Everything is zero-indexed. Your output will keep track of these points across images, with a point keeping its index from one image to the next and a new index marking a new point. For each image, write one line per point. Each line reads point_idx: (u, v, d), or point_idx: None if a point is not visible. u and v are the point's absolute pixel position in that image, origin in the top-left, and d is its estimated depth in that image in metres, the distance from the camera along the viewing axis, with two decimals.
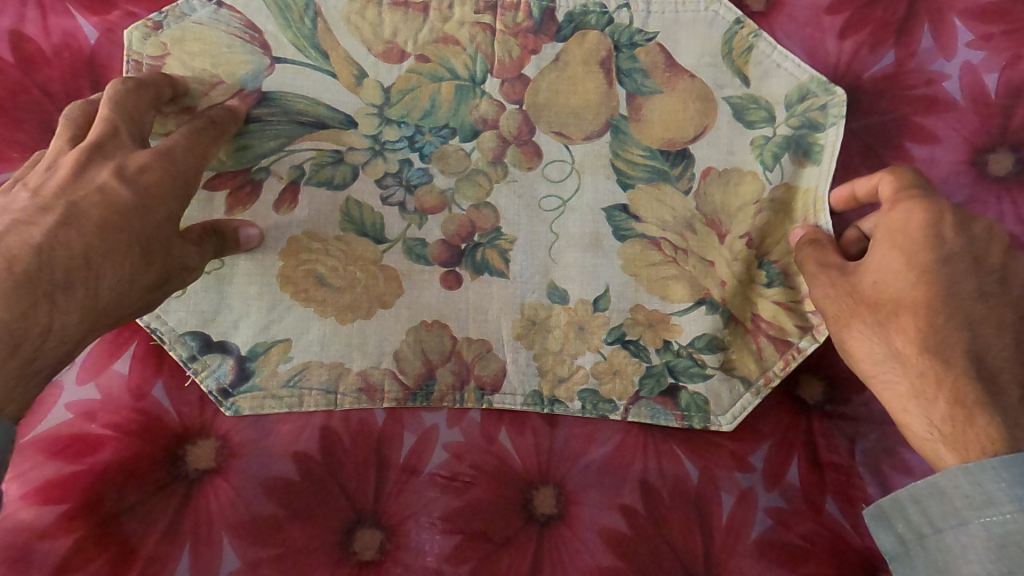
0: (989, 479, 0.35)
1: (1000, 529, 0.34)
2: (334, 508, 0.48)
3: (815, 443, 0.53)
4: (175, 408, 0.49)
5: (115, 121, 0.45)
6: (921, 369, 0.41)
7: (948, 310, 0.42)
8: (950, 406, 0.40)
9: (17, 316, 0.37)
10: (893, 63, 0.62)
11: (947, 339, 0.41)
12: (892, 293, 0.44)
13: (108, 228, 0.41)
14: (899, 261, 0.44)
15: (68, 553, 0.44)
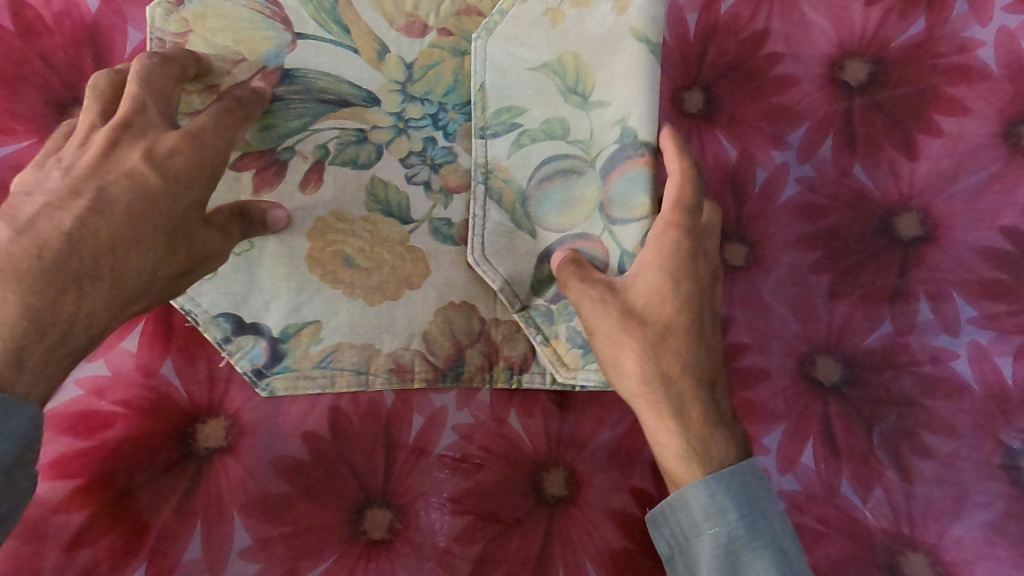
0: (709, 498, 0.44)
1: (725, 539, 0.44)
2: (345, 488, 0.48)
3: (832, 427, 0.54)
4: (185, 388, 0.49)
5: (144, 98, 0.43)
6: (666, 390, 0.47)
7: (705, 407, 0.46)
8: (687, 434, 0.46)
9: (43, 302, 0.37)
10: (923, 30, 0.59)
11: (685, 402, 0.46)
12: (670, 318, 0.47)
13: (133, 216, 0.40)
14: (667, 308, 0.47)
15: (81, 529, 0.44)
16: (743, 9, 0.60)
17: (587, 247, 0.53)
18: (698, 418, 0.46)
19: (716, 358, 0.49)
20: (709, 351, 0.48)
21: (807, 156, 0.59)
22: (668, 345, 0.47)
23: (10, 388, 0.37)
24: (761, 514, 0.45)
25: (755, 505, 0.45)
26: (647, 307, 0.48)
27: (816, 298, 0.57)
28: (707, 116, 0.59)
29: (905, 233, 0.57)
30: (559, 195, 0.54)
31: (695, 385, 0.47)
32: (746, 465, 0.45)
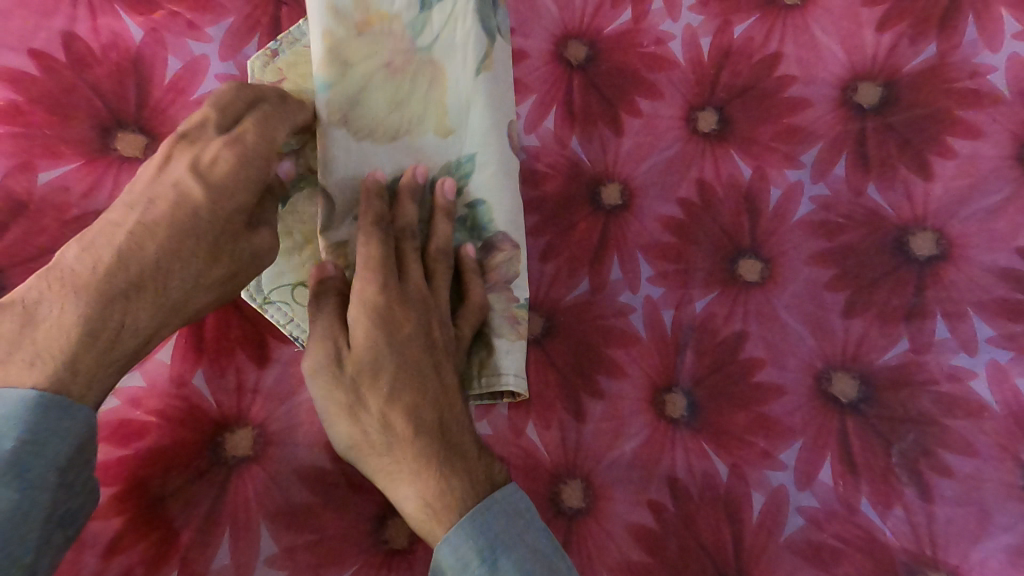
0: (458, 545, 0.41)
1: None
2: (367, 498, 0.49)
3: (849, 444, 0.55)
4: (214, 398, 0.50)
5: (206, 115, 0.47)
6: (392, 453, 0.44)
7: (439, 463, 0.43)
8: (441, 490, 0.43)
9: (98, 309, 0.41)
10: (934, 55, 0.60)
11: (422, 463, 0.43)
12: (368, 380, 0.45)
13: (178, 226, 0.44)
14: (376, 359, 0.46)
15: (117, 535, 0.46)
16: (756, 33, 0.61)
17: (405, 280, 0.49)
18: (434, 469, 0.43)
19: (405, 411, 0.45)
20: (414, 399, 0.45)
21: (821, 176, 0.60)
22: (360, 404, 0.45)
23: (67, 391, 0.39)
24: (508, 545, 0.41)
25: (500, 544, 0.41)
26: (374, 362, 0.46)
27: (832, 315, 0.57)
28: (720, 135, 0.60)
29: (919, 252, 0.58)
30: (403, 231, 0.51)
31: (422, 441, 0.44)
32: (490, 501, 0.43)
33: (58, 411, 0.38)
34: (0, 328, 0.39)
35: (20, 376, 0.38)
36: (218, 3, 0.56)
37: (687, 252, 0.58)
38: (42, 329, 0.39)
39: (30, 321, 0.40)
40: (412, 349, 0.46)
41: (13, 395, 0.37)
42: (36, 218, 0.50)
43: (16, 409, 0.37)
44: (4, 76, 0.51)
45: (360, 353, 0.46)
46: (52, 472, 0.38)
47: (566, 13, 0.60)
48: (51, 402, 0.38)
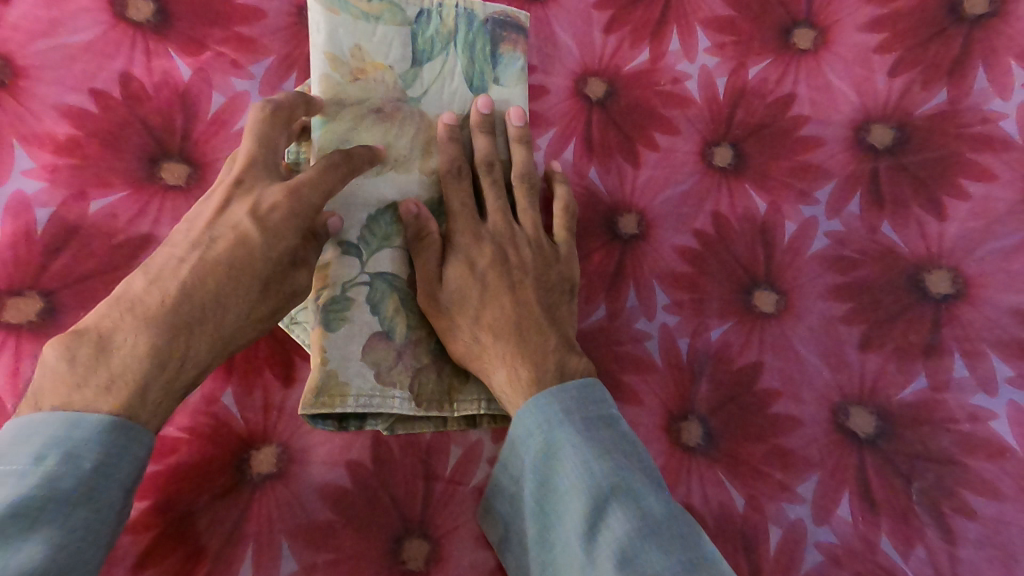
0: (528, 419, 0.45)
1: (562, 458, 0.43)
2: (386, 519, 0.51)
3: (868, 481, 0.54)
4: (242, 415, 0.52)
5: (254, 153, 0.45)
6: (485, 354, 0.49)
7: (524, 356, 0.49)
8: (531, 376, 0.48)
9: (165, 342, 0.40)
10: (945, 101, 0.62)
11: (518, 350, 0.49)
12: (462, 294, 0.50)
13: (236, 265, 0.43)
14: (460, 272, 0.51)
15: (146, 550, 0.47)
16: (770, 75, 0.64)
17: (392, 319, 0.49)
18: (517, 358, 0.49)
19: (497, 309, 0.50)
20: (501, 304, 0.51)
21: (835, 212, 0.61)
22: (453, 317, 0.50)
23: (136, 416, 0.39)
24: (568, 420, 0.45)
25: (573, 415, 0.45)
26: (470, 280, 0.51)
27: (849, 349, 0.58)
28: (735, 170, 0.62)
29: (935, 289, 0.59)
30: (390, 268, 0.50)
31: (508, 340, 0.49)
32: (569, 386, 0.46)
33: (128, 437, 0.38)
34: (73, 357, 0.38)
35: (94, 403, 0.37)
36: (261, 43, 0.60)
37: (702, 283, 0.59)
38: (115, 361, 0.38)
39: (102, 350, 0.39)
40: (496, 266, 0.52)
41: (90, 420, 0.37)
42: (86, 243, 0.54)
43: (94, 435, 0.37)
44: (66, 112, 0.56)
45: (454, 266, 0.51)
46: (120, 493, 0.38)
47: (587, 54, 0.63)
48: (123, 428, 0.38)
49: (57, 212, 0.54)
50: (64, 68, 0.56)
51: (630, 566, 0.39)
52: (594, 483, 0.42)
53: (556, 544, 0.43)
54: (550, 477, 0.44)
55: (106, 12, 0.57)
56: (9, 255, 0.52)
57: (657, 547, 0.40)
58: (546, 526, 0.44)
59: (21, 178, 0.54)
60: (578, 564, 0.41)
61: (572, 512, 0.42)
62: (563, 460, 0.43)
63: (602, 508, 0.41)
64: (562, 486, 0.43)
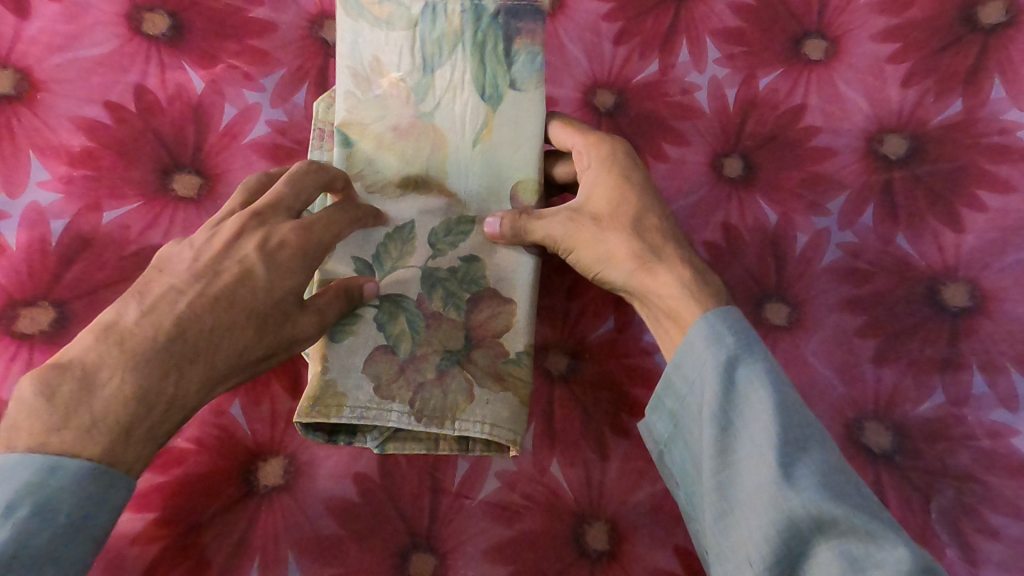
0: (701, 331, 0.40)
1: (743, 382, 0.37)
2: (392, 532, 0.50)
3: (886, 498, 0.53)
4: (250, 427, 0.52)
5: (283, 192, 0.47)
6: (656, 258, 0.46)
7: (692, 265, 0.45)
8: (698, 279, 0.44)
9: (150, 383, 0.39)
10: (960, 111, 0.62)
11: (688, 260, 0.46)
12: (621, 213, 0.48)
13: (234, 305, 0.43)
14: (613, 192, 0.49)
15: (154, 561, 0.48)
16: (781, 85, 0.63)
17: (393, 335, 0.49)
18: (685, 266, 0.45)
19: (659, 226, 0.48)
20: (659, 222, 0.48)
21: (848, 224, 0.60)
22: (605, 234, 0.48)
23: (118, 462, 0.37)
24: (751, 337, 0.39)
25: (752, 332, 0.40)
26: (619, 202, 0.49)
27: (863, 363, 0.57)
28: (746, 181, 0.61)
29: (952, 302, 0.57)
30: (398, 285, 0.50)
31: (678, 251, 0.46)
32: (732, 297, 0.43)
33: (108, 484, 0.37)
34: (56, 393, 0.37)
35: (75, 446, 0.36)
36: (273, 56, 0.60)
37: None
38: (98, 401, 0.37)
39: (88, 388, 0.38)
40: (649, 190, 0.50)
41: (69, 468, 0.35)
42: (98, 253, 0.54)
43: (73, 482, 0.35)
44: (81, 125, 0.56)
45: (610, 190, 0.49)
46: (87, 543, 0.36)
47: (596, 65, 0.63)
48: (104, 474, 0.37)
49: (71, 224, 0.55)
50: (80, 81, 0.57)
51: (833, 497, 0.34)
52: (790, 408, 0.37)
53: (731, 460, 0.37)
54: (729, 400, 0.37)
55: (123, 27, 0.58)
56: (23, 266, 0.53)
57: (851, 482, 0.36)
58: (722, 442, 0.37)
59: (37, 190, 0.55)
60: (769, 487, 0.34)
61: (765, 427, 0.35)
62: (755, 375, 0.37)
63: (798, 437, 0.36)
64: (750, 398, 0.37)
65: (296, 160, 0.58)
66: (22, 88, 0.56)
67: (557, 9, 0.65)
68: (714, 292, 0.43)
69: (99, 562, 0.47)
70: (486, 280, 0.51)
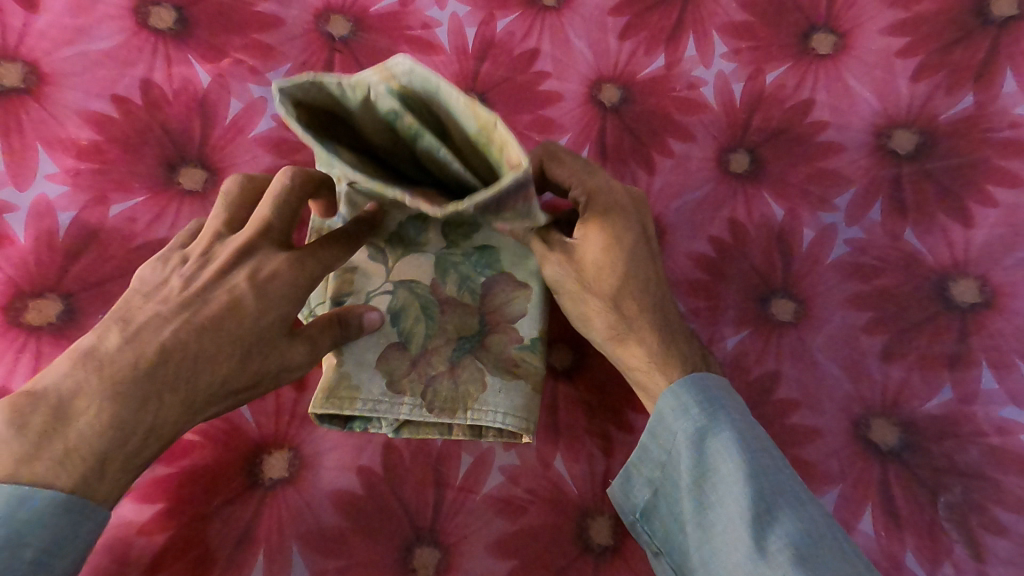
0: (670, 404, 0.44)
1: (712, 453, 0.42)
2: (396, 525, 0.50)
3: (892, 495, 0.53)
4: (255, 419, 0.52)
5: (269, 217, 0.45)
6: (630, 333, 0.50)
7: (664, 338, 0.50)
8: (667, 354, 0.49)
9: (129, 414, 0.39)
10: (971, 105, 0.61)
11: (662, 331, 0.50)
12: (608, 276, 0.50)
13: (221, 335, 0.42)
14: (604, 249, 0.49)
15: (160, 552, 0.48)
16: (788, 80, 0.63)
17: (407, 325, 0.49)
18: (658, 340, 0.50)
19: (640, 293, 0.50)
20: (643, 289, 0.51)
21: (855, 220, 0.60)
22: (588, 296, 0.50)
23: (88, 493, 0.39)
24: (717, 408, 0.44)
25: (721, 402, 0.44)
26: (608, 262, 0.50)
27: (870, 359, 0.56)
28: (752, 176, 0.61)
29: (961, 298, 0.57)
30: (412, 273, 0.50)
31: (652, 324, 0.50)
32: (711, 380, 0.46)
33: (74, 515, 0.39)
34: (30, 423, 0.38)
35: (46, 477, 0.38)
36: (279, 50, 0.60)
37: (718, 290, 0.58)
38: (73, 433, 0.39)
39: (63, 420, 0.39)
40: (640, 250, 0.51)
41: (42, 498, 0.37)
42: (105, 246, 0.54)
43: (42, 513, 0.37)
44: (88, 118, 0.57)
45: (602, 245, 0.49)
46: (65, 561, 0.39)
47: (601, 60, 0.63)
48: (71, 504, 0.38)
49: (78, 216, 0.55)
50: (87, 74, 0.57)
51: (806, 564, 0.38)
52: (758, 478, 0.41)
53: (710, 533, 0.41)
54: (700, 473, 0.42)
55: (129, 21, 0.59)
56: (32, 258, 0.54)
57: (825, 545, 0.39)
58: (700, 513, 0.42)
59: (45, 183, 0.56)
60: (746, 561, 0.39)
61: (736, 499, 0.40)
62: (721, 448, 0.42)
63: (769, 505, 0.40)
64: (721, 471, 0.41)
65: (301, 155, 0.58)
66: (30, 81, 0.56)
67: (563, 3, 0.64)
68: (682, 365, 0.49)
69: (107, 552, 0.48)
70: (500, 266, 0.51)
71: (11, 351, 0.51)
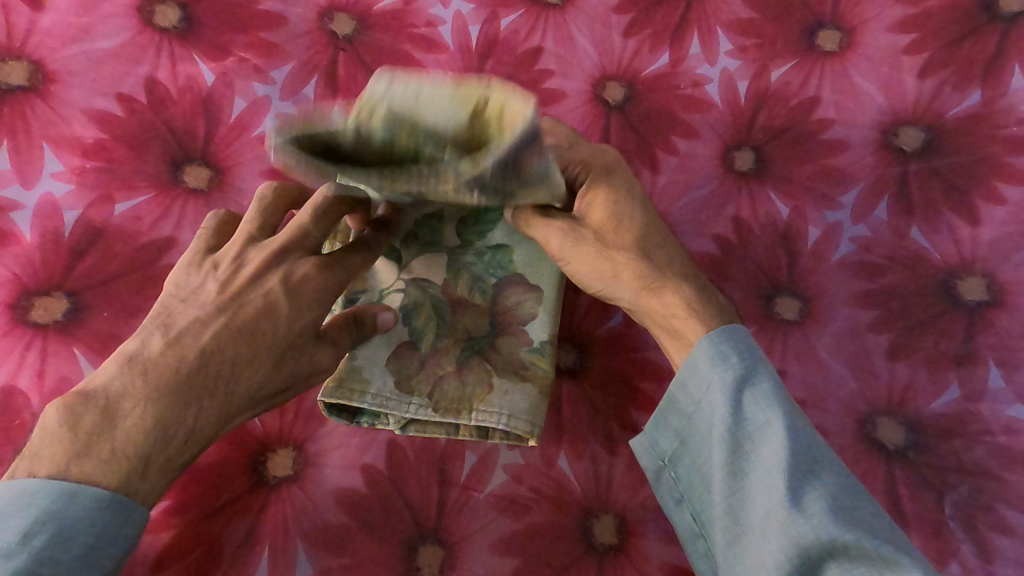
0: (705, 351, 0.43)
1: (749, 403, 0.40)
2: (400, 523, 0.50)
3: (898, 494, 0.52)
4: (259, 418, 0.52)
5: (309, 226, 0.44)
6: (661, 280, 0.48)
7: (692, 282, 0.48)
8: (694, 296, 0.47)
9: (172, 415, 0.40)
10: (979, 102, 0.60)
11: (686, 277, 0.48)
12: (621, 228, 0.49)
13: (260, 339, 0.42)
14: (607, 207, 0.49)
15: (165, 549, 0.48)
16: (794, 77, 0.62)
17: (419, 325, 0.50)
18: (685, 285, 0.48)
19: (653, 243, 0.49)
20: (657, 241, 0.50)
21: (861, 218, 0.59)
22: (609, 251, 0.48)
23: (132, 490, 0.38)
24: (753, 357, 0.42)
25: (756, 352, 0.43)
26: (616, 214, 0.49)
27: (876, 358, 0.56)
28: (757, 174, 0.60)
29: (968, 297, 0.57)
30: (425, 273, 0.51)
31: (677, 271, 0.48)
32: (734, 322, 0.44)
33: (121, 514, 0.38)
34: (80, 421, 0.38)
35: (94, 474, 0.37)
36: (282, 48, 0.60)
37: (722, 288, 0.58)
38: (120, 432, 0.38)
39: (111, 417, 0.39)
40: (643, 201, 0.51)
41: (88, 494, 0.37)
42: (110, 245, 0.55)
43: (87, 511, 0.37)
44: (93, 116, 0.57)
45: (604, 198, 0.50)
46: (111, 558, 0.38)
47: (606, 58, 0.63)
48: (119, 503, 0.38)
49: (84, 215, 0.55)
50: (92, 73, 0.57)
51: (842, 519, 0.37)
52: (798, 431, 0.39)
53: (742, 484, 0.39)
54: (737, 423, 0.40)
55: (134, 20, 0.59)
56: (38, 256, 0.54)
57: (860, 502, 0.38)
58: (734, 463, 0.39)
59: (51, 181, 0.56)
60: (780, 513, 0.37)
61: (774, 451, 0.38)
62: (758, 399, 0.40)
63: (806, 458, 0.39)
64: (758, 421, 0.40)
65: None
66: (36, 80, 0.57)
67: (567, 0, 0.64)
68: (717, 310, 0.46)
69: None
70: (512, 266, 0.51)
71: (17, 349, 0.52)
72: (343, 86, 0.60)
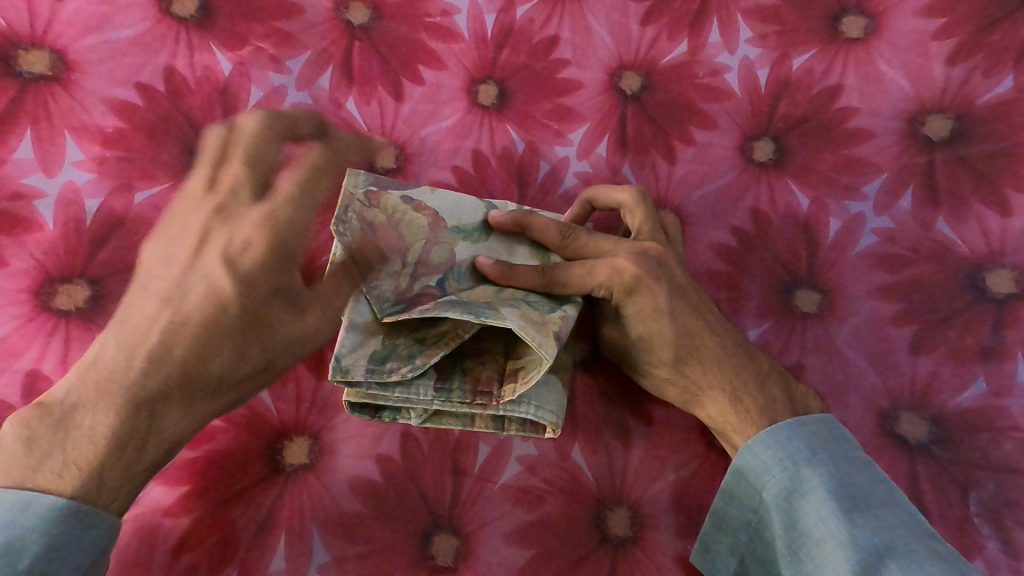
0: (751, 463, 0.46)
1: (801, 514, 0.44)
2: (415, 512, 0.50)
3: (921, 490, 0.51)
4: (276, 406, 0.52)
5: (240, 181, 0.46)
6: (700, 391, 0.49)
7: (735, 385, 0.48)
8: (734, 405, 0.48)
9: (127, 422, 0.39)
10: (1010, 89, 0.59)
11: (731, 378, 0.49)
12: (660, 344, 0.49)
13: (210, 322, 0.42)
14: (647, 320, 0.48)
15: (184, 534, 0.49)
16: (817, 65, 0.61)
17: None
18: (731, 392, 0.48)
19: (699, 350, 0.49)
20: (704, 352, 0.49)
21: (885, 209, 0.58)
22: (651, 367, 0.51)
23: (91, 498, 0.39)
24: (803, 464, 0.45)
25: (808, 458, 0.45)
26: (659, 315, 0.48)
27: (899, 352, 0.55)
28: (777, 165, 0.59)
29: (996, 290, 0.55)
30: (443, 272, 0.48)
31: (719, 380, 0.49)
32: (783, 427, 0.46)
33: (84, 521, 0.38)
34: (36, 435, 0.39)
35: (50, 486, 0.38)
36: (298, 38, 0.60)
37: (740, 280, 0.57)
38: (73, 443, 0.39)
39: (67, 431, 0.39)
40: (682, 301, 0.48)
41: (43, 503, 0.37)
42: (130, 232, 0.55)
43: (42, 519, 0.37)
44: (113, 106, 0.57)
45: (642, 308, 0.48)
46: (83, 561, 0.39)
47: (623, 47, 0.62)
48: (72, 512, 0.38)
49: (105, 204, 0.56)
50: (112, 62, 0.58)
51: None
52: (860, 537, 0.41)
53: None
54: (791, 533, 0.44)
55: (153, 9, 0.59)
56: (60, 244, 0.54)
57: None
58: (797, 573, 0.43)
59: (73, 170, 0.56)
60: None
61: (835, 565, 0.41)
62: (810, 509, 0.43)
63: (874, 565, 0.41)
64: (815, 535, 0.43)
65: None
66: (57, 69, 0.57)
67: None
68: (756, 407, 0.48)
69: (134, 534, 0.48)
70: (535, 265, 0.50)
71: (41, 335, 0.53)
72: (358, 75, 0.60)
